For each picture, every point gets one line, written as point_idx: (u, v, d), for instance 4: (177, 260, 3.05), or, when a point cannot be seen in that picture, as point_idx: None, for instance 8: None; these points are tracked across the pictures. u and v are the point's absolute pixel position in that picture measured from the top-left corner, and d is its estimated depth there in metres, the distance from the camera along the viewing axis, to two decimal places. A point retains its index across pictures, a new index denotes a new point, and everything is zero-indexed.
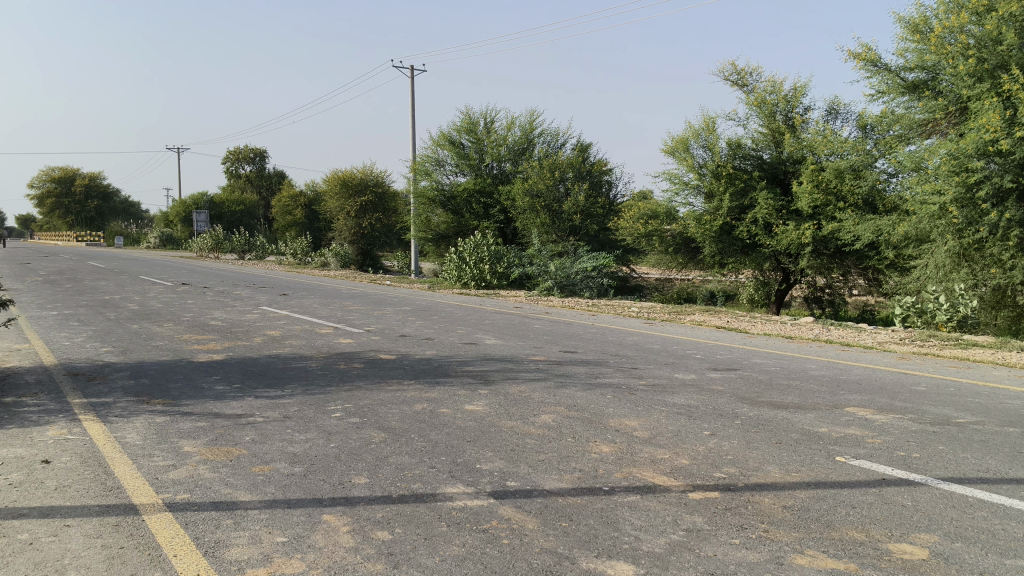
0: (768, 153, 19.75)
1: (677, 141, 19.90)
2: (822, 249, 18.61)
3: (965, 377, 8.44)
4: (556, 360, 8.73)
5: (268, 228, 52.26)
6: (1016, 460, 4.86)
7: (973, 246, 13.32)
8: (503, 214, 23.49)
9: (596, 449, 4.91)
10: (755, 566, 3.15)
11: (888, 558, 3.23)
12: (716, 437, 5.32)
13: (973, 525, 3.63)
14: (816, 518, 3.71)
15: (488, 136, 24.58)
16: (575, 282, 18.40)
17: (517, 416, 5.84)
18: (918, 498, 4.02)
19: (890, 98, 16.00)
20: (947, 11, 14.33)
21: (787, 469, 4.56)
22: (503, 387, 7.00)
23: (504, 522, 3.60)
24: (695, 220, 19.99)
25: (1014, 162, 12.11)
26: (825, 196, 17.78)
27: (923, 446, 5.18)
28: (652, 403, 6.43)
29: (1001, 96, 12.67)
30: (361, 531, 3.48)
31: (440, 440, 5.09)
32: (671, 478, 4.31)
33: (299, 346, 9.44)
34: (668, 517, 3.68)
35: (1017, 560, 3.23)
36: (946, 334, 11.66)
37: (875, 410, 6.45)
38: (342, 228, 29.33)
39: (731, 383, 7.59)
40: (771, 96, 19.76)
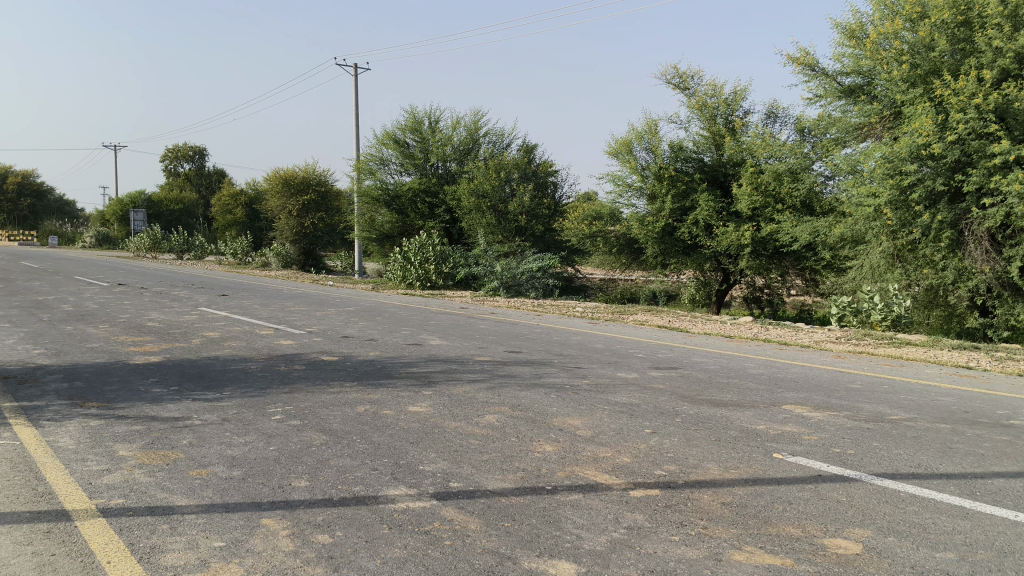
0: (708, 155, 20.02)
1: (620, 142, 20.05)
2: (762, 250, 18.90)
3: (899, 375, 8.65)
4: (501, 361, 8.73)
5: (207, 228, 51.39)
6: (947, 456, 5.00)
7: (907, 247, 13.68)
8: (448, 214, 23.45)
9: (539, 449, 4.91)
10: (694, 562, 3.19)
11: (823, 553, 3.29)
12: (658, 435, 5.37)
13: (906, 519, 3.72)
14: (754, 514, 3.76)
15: (432, 136, 24.50)
16: (521, 282, 18.45)
17: (461, 417, 5.82)
18: (852, 494, 4.11)
19: (827, 102, 16.35)
20: (882, 17, 14.71)
21: (727, 466, 4.61)
22: (447, 388, 6.97)
23: (446, 523, 3.58)
24: (638, 221, 20.15)
25: (946, 165, 12.43)
26: (764, 198, 18.09)
27: (858, 443, 5.29)
28: (595, 402, 6.47)
29: (934, 100, 13.00)
30: (301, 535, 3.43)
31: (382, 442, 5.05)
32: (613, 477, 4.34)
33: (240, 348, 9.29)
34: (610, 515, 3.70)
35: (947, 553, 3.31)
36: (881, 334, 11.92)
37: (811, 407, 6.58)
38: (283, 228, 28.94)
39: (672, 381, 7.67)
40: (711, 100, 20.07)
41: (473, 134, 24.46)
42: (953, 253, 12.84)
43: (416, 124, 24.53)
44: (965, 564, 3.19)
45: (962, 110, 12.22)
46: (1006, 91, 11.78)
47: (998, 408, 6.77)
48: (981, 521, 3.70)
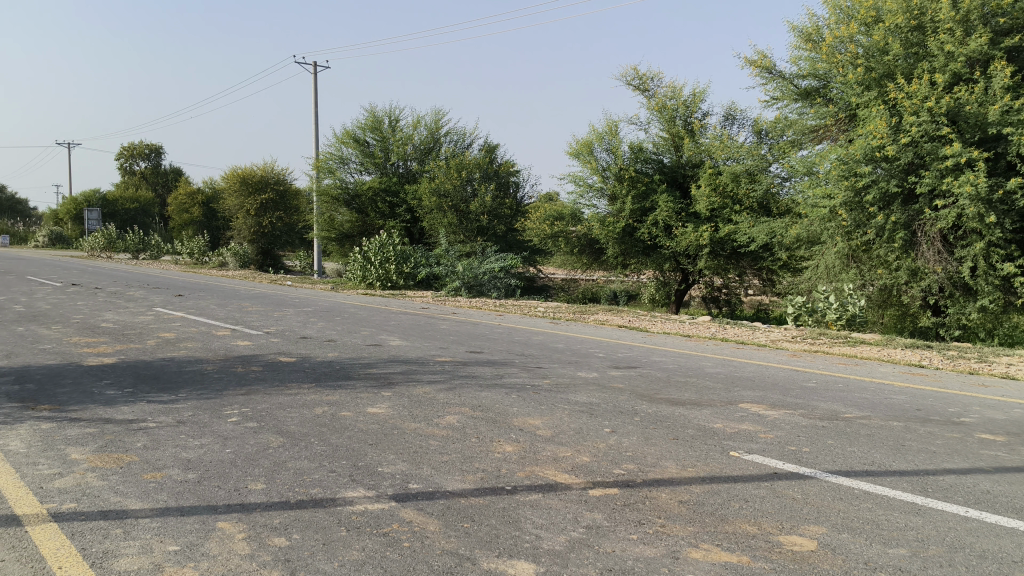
0: (668, 156, 20.20)
1: (581, 143, 20.11)
2: (720, 250, 19.08)
3: (853, 373, 8.78)
4: (461, 361, 8.71)
5: (163, 226, 50.66)
6: (900, 453, 5.09)
7: (861, 248, 13.90)
8: (409, 214, 23.38)
9: (498, 449, 4.91)
10: (652, 561, 3.21)
11: (779, 550, 3.33)
12: (617, 434, 5.40)
13: (860, 516, 3.78)
14: (712, 512, 3.79)
15: (393, 135, 24.34)
16: (482, 282, 18.41)
17: (420, 418, 5.79)
18: (807, 491, 4.16)
19: (784, 104, 16.56)
20: (838, 21, 14.93)
21: (685, 464, 4.65)
22: (406, 389, 6.94)
23: (405, 525, 3.57)
24: (599, 221, 20.24)
25: (899, 167, 12.65)
26: (722, 199, 18.27)
27: (813, 441, 5.37)
28: (555, 402, 6.48)
29: (888, 103, 13.22)
30: (257, 538, 3.39)
31: (340, 444, 5.01)
32: (572, 476, 4.35)
33: (196, 349, 9.16)
34: (569, 515, 3.71)
35: (899, 549, 3.37)
36: (835, 333, 12.11)
37: (768, 405, 6.66)
38: (241, 228, 28.59)
39: (632, 381, 7.71)
40: (671, 102, 20.22)
41: (434, 133, 24.40)
42: (906, 253, 13.07)
43: (376, 122, 24.35)
44: (917, 560, 3.25)
45: (915, 113, 12.42)
46: (957, 95, 12.01)
47: (949, 406, 6.90)
48: (932, 518, 3.77)
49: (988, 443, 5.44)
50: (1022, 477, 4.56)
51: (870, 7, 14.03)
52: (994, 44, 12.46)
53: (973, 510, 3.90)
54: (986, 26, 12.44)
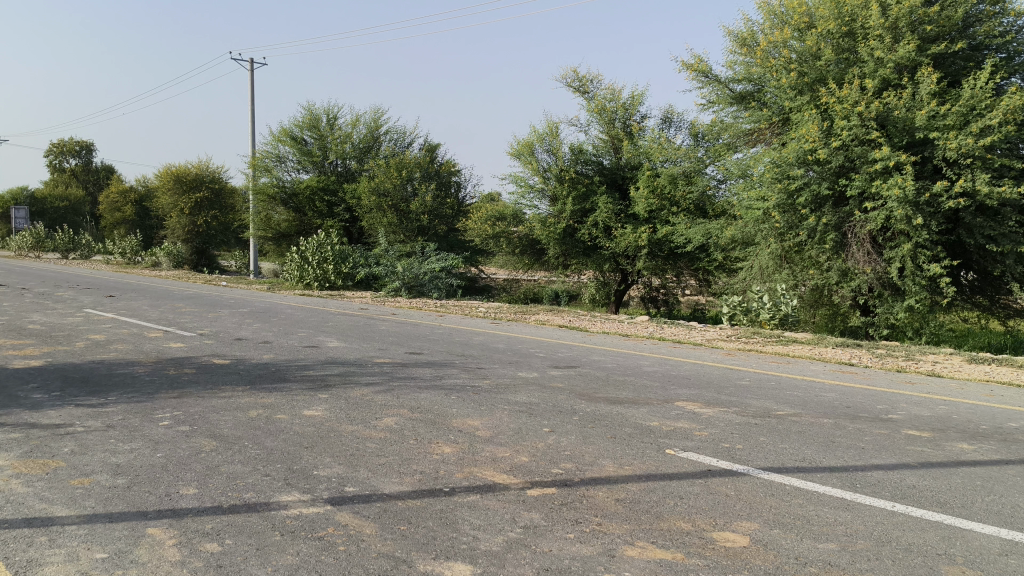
0: (607, 158, 20.37)
1: (522, 144, 20.16)
2: (657, 251, 19.29)
3: (785, 371, 8.96)
4: (400, 362, 8.66)
5: (94, 224, 49.31)
6: (830, 449, 5.21)
7: (794, 249, 14.20)
8: (347, 213, 23.21)
9: (437, 451, 4.89)
10: (588, 559, 3.23)
11: (712, 546, 3.38)
12: (555, 433, 5.43)
13: (791, 512, 3.86)
14: (647, 510, 3.83)
15: (331, 133, 24.02)
16: (423, 282, 18.29)
17: (358, 421, 5.73)
18: (740, 488, 4.23)
19: (720, 108, 16.82)
20: (772, 26, 15.20)
21: (621, 463, 4.69)
22: (344, 391, 6.87)
23: (340, 528, 3.53)
24: (540, 222, 20.28)
25: (830, 171, 12.95)
26: (660, 201, 18.46)
27: (746, 438, 5.46)
28: (494, 402, 6.48)
29: (819, 108, 13.52)
30: (189, 544, 3.32)
31: (275, 447, 4.94)
32: (511, 476, 4.35)
33: (126, 351, 8.93)
34: (506, 515, 3.71)
35: (828, 543, 3.45)
36: (769, 332, 12.38)
37: (703, 403, 6.76)
38: (174, 226, 27.98)
39: (570, 380, 7.74)
40: (610, 104, 20.28)
41: (373, 132, 24.17)
42: (837, 254, 13.40)
43: (314, 120, 24.00)
44: (845, 554, 3.33)
45: (846, 117, 12.70)
46: (886, 100, 12.31)
47: (876, 403, 7.08)
48: (860, 512, 3.87)
49: (914, 439, 5.60)
50: (946, 471, 4.70)
51: (803, 13, 14.31)
52: (922, 51, 12.80)
53: (900, 504, 4.02)
54: (913, 33, 12.76)
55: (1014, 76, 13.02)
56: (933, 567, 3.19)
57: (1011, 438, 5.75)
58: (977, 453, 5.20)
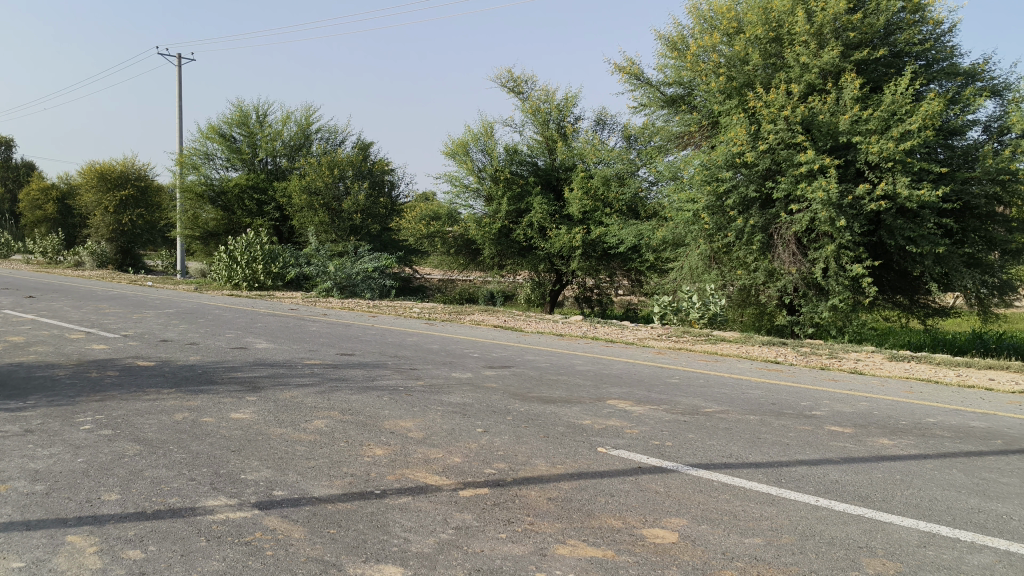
0: (542, 159, 20.49)
1: (457, 143, 20.08)
2: (591, 252, 19.40)
3: (713, 369, 9.16)
4: (331, 363, 8.56)
5: (13, 223, 47.62)
6: (756, 446, 5.31)
7: (722, 250, 14.42)
8: (278, 211, 22.92)
9: (368, 453, 4.84)
10: (519, 558, 3.23)
11: (642, 543, 3.42)
12: (488, 433, 5.42)
13: (718, 508, 3.92)
14: (579, 508, 3.86)
15: (261, 130, 23.61)
16: (356, 282, 18.11)
17: (287, 424, 5.64)
18: (669, 484, 4.29)
19: (651, 111, 17.02)
20: (702, 31, 15.42)
21: (553, 462, 4.71)
22: (273, 393, 6.76)
23: (268, 533, 3.47)
24: (474, 222, 20.19)
25: (757, 173, 13.21)
26: (593, 202, 18.50)
27: (676, 435, 5.53)
28: (427, 404, 6.44)
29: (747, 111, 13.77)
30: (110, 552, 3.23)
31: (201, 451, 4.83)
32: (443, 477, 4.34)
33: (45, 353, 8.65)
34: (438, 517, 3.70)
35: (754, 538, 3.52)
36: (698, 330, 12.60)
37: (634, 401, 6.82)
38: (98, 224, 27.19)
39: (504, 380, 7.75)
40: (544, 105, 20.43)
41: (304, 130, 23.87)
42: (763, 255, 13.67)
43: (243, 117, 23.56)
44: (771, 548, 3.39)
45: (773, 121, 12.95)
46: (811, 105, 12.60)
47: (801, 400, 7.25)
48: (785, 507, 3.96)
49: (837, 434, 5.75)
50: (867, 466, 4.83)
51: (732, 18, 14.54)
52: (846, 57, 13.12)
53: (823, 499, 4.11)
54: (837, 40, 13.08)
55: (932, 82, 13.47)
56: (854, 560, 3.27)
57: (928, 433, 5.93)
58: (896, 448, 5.36)
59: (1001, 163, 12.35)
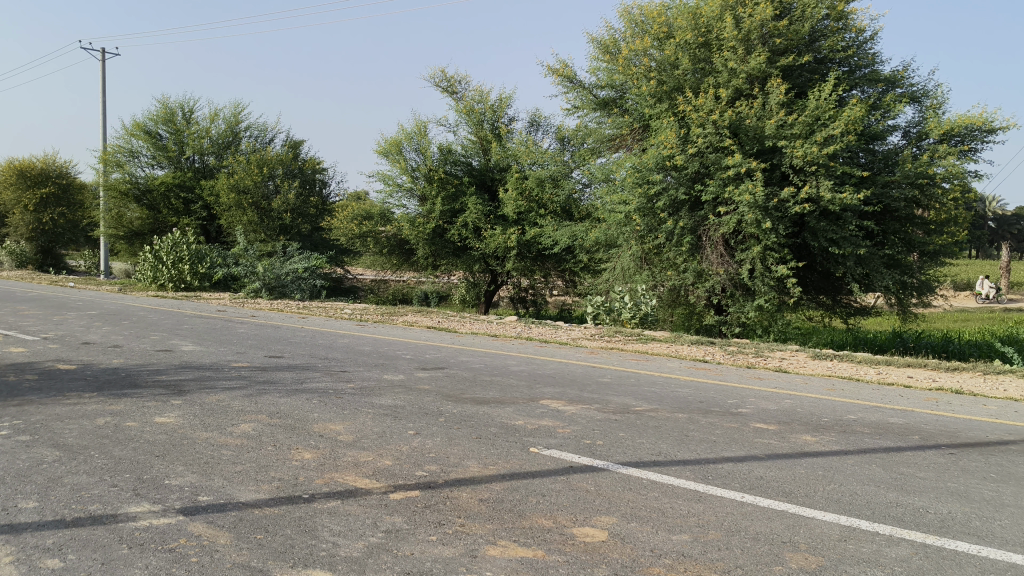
0: (476, 159, 20.52)
1: (390, 142, 19.92)
2: (526, 253, 19.46)
3: (643, 368, 9.26)
4: (260, 366, 8.43)
5: None
6: (684, 443, 5.40)
7: (653, 251, 14.57)
8: (205, 210, 22.59)
9: (296, 457, 4.79)
10: (450, 560, 3.23)
11: (572, 542, 3.45)
12: (420, 435, 5.40)
13: (647, 505, 3.98)
14: (509, 509, 3.87)
15: (188, 127, 23.14)
16: (285, 283, 17.85)
17: (213, 428, 5.54)
18: (599, 483, 4.33)
19: (585, 113, 17.15)
20: (633, 35, 15.58)
21: (485, 463, 4.72)
22: (199, 397, 6.63)
23: (193, 539, 3.41)
24: (408, 221, 20.01)
25: (687, 176, 13.41)
26: (528, 203, 18.56)
27: (607, 434, 5.59)
28: (358, 406, 6.39)
29: (677, 115, 13.96)
30: (26, 562, 3.13)
31: (124, 456, 4.72)
32: (373, 481, 4.31)
33: None
34: (367, 520, 3.67)
35: (681, 535, 3.58)
36: (630, 330, 12.74)
37: (566, 401, 6.87)
38: (17, 224, 26.31)
39: (436, 381, 7.74)
40: (478, 105, 20.45)
41: (233, 128, 23.53)
42: (692, 257, 13.88)
43: (169, 115, 23.04)
44: (697, 545, 3.45)
45: (701, 125, 13.17)
46: (738, 109, 12.85)
47: (728, 398, 7.39)
48: (712, 504, 4.03)
49: (762, 431, 5.88)
50: (790, 462, 4.96)
51: (662, 23, 14.72)
52: (772, 63, 13.43)
53: (749, 495, 4.20)
54: (764, 45, 13.37)
55: (855, 88, 13.87)
56: (778, 555, 3.34)
57: (849, 429, 6.10)
58: (818, 444, 5.50)
59: (920, 167, 12.79)
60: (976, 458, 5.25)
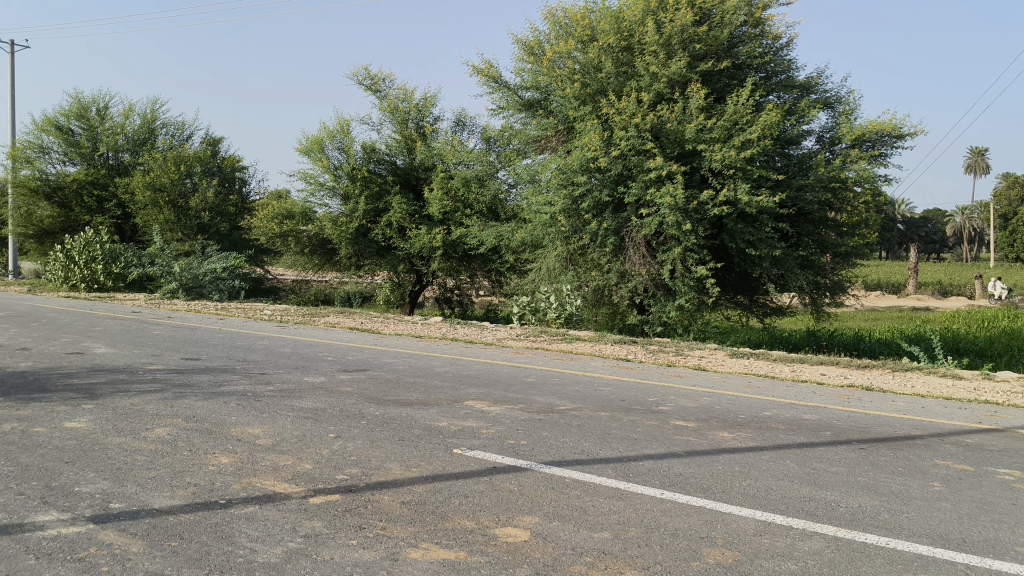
0: (400, 158, 20.39)
1: (311, 140, 19.61)
2: (451, 253, 19.39)
3: (567, 368, 9.33)
4: (176, 368, 8.24)
5: None
6: (606, 442, 5.47)
7: (578, 251, 14.66)
8: (120, 209, 21.97)
9: (213, 461, 4.69)
10: (370, 564, 3.21)
11: (494, 543, 3.46)
12: (341, 438, 5.34)
13: (569, 504, 4.02)
14: (432, 511, 3.86)
15: (102, 123, 22.49)
16: (203, 283, 17.45)
17: (125, 432, 5.39)
18: (522, 483, 4.36)
19: (510, 114, 17.17)
20: (557, 37, 15.67)
21: (408, 465, 4.70)
22: (113, 401, 6.44)
23: (104, 548, 3.31)
24: (330, 221, 19.75)
25: (610, 178, 13.55)
26: (453, 203, 18.51)
27: (530, 434, 5.62)
28: (277, 409, 6.29)
29: (600, 118, 14.09)
30: None
31: (31, 464, 4.56)
32: (292, 485, 4.25)
33: None
34: (286, 525, 3.62)
35: (603, 533, 3.62)
36: (555, 330, 12.83)
37: (490, 401, 6.89)
38: None
39: (359, 383, 7.67)
40: (402, 104, 20.34)
41: (149, 124, 22.94)
42: (616, 257, 14.06)
43: (82, 109, 22.35)
44: (618, 542, 3.50)
45: (624, 128, 13.31)
46: (659, 113, 13.04)
47: (650, 396, 7.50)
48: (633, 501, 4.09)
49: (681, 429, 5.98)
50: (709, 458, 5.06)
51: (586, 26, 14.83)
52: (691, 68, 13.67)
53: (668, 492, 4.27)
54: (684, 50, 13.60)
55: (772, 94, 14.25)
56: (695, 551, 3.42)
57: (765, 426, 6.26)
58: (735, 441, 5.63)
59: (833, 171, 13.18)
60: (885, 452, 5.44)
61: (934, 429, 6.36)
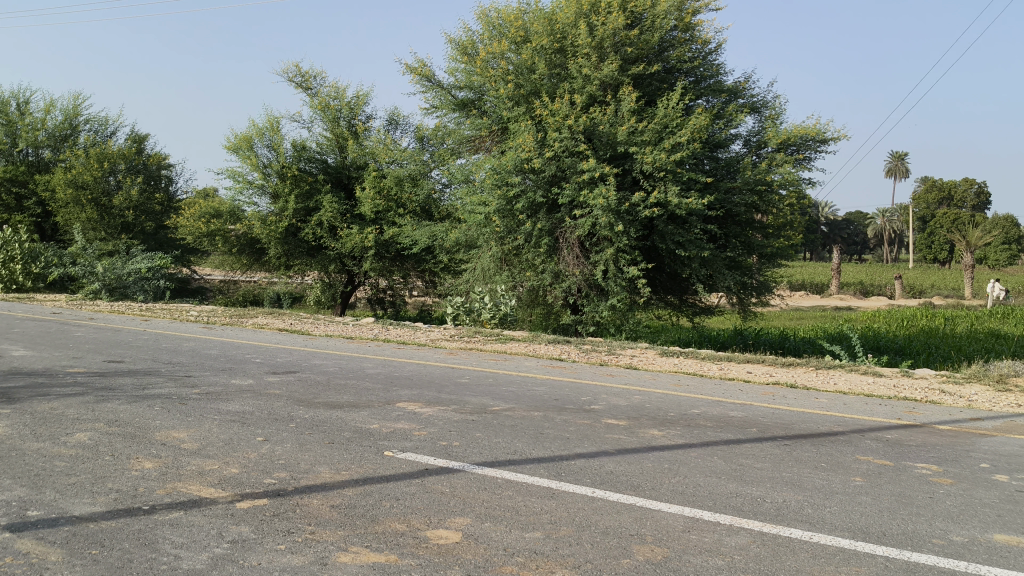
0: (332, 156, 20.14)
1: (240, 138, 19.27)
2: (384, 252, 19.27)
3: (500, 368, 9.35)
4: (99, 371, 8.02)
5: None
6: (538, 441, 5.50)
7: (512, 251, 14.62)
8: (39, 206, 21.29)
9: (136, 466, 4.58)
10: (298, 569, 3.17)
11: (426, 545, 3.45)
12: (269, 442, 5.27)
13: (500, 504, 4.03)
14: (362, 514, 3.84)
15: (21, 118, 21.79)
16: (127, 283, 17.04)
17: (44, 437, 5.23)
18: (454, 484, 4.36)
19: (443, 113, 17.11)
20: (490, 37, 15.69)
21: (338, 468, 4.66)
22: (31, 405, 6.23)
23: (20, 557, 3.21)
24: (259, 220, 19.41)
25: (544, 179, 13.61)
26: (386, 202, 18.38)
27: (463, 434, 5.63)
28: (204, 412, 6.17)
29: (534, 119, 14.13)
30: None
31: None
32: (219, 490, 4.18)
33: None
34: (212, 531, 3.56)
35: (535, 533, 3.64)
36: (489, 331, 12.82)
37: (422, 403, 6.87)
38: None
39: (289, 385, 7.58)
40: (334, 102, 20.12)
41: (70, 120, 22.29)
42: (550, 257, 14.12)
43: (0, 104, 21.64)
44: (549, 542, 3.53)
45: (557, 129, 13.38)
46: (592, 115, 13.14)
47: (581, 395, 7.56)
48: (564, 500, 4.12)
49: (611, 428, 6.05)
50: (639, 457, 5.13)
51: (519, 26, 14.86)
52: (623, 71, 13.82)
53: (598, 490, 4.32)
54: (616, 54, 13.74)
55: (701, 98, 14.49)
56: (626, 548, 3.46)
57: (693, 423, 6.37)
58: (664, 439, 5.72)
59: (759, 174, 13.47)
60: (808, 448, 5.58)
61: (855, 425, 6.54)
